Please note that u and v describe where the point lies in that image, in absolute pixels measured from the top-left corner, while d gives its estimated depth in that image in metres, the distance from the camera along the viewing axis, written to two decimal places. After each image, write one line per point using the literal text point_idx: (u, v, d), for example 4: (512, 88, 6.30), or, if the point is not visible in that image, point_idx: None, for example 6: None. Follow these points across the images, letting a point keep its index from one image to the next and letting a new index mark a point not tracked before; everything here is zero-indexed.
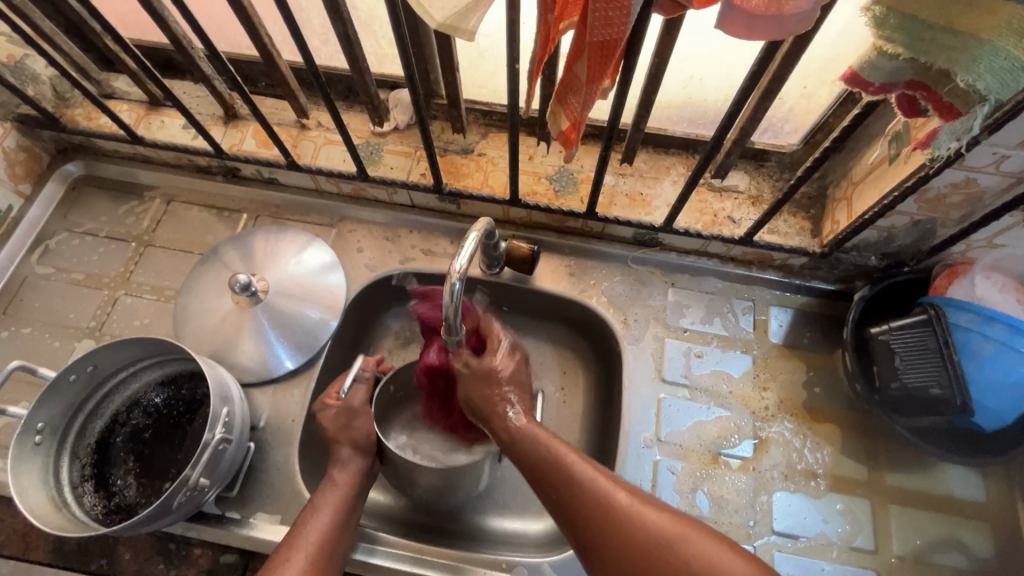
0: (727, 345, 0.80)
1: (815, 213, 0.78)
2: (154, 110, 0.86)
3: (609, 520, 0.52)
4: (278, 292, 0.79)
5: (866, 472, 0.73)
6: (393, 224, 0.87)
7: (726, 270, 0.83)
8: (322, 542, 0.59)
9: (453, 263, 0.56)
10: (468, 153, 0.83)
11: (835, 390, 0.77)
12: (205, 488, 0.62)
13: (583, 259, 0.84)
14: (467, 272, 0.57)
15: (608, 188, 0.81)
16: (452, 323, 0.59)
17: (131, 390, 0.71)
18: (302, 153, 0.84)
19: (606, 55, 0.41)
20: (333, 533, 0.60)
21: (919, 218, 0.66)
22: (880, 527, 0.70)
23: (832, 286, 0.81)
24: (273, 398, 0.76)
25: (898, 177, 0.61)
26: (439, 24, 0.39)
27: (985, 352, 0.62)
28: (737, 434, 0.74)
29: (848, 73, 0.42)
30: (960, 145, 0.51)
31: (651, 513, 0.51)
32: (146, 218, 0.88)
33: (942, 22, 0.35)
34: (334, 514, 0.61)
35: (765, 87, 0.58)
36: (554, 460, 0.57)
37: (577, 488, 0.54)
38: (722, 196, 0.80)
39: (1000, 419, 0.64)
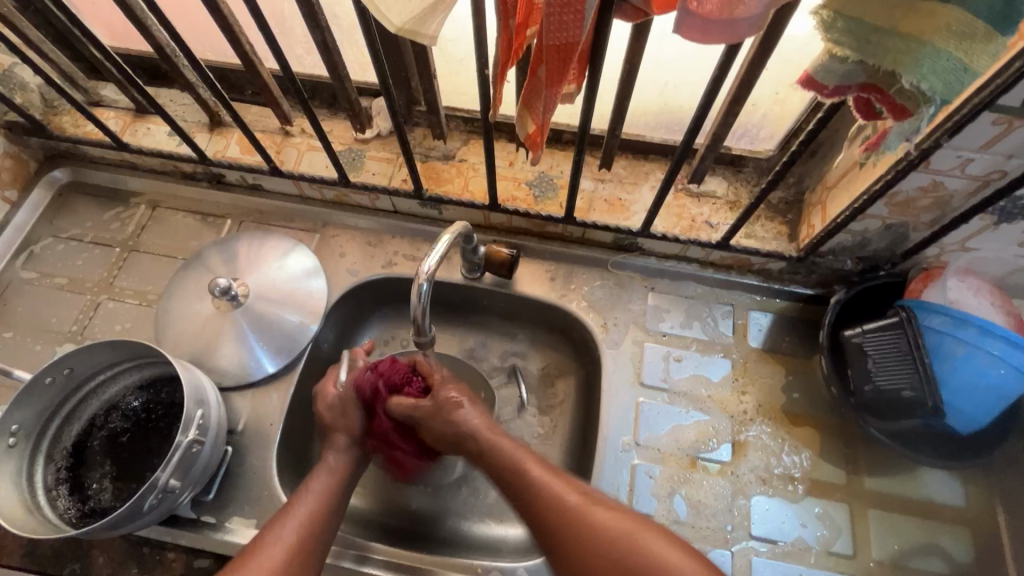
0: (707, 349, 0.80)
1: (792, 218, 0.79)
2: (140, 117, 0.88)
3: (570, 527, 0.53)
4: (261, 294, 0.79)
5: (845, 476, 0.73)
6: (375, 229, 0.88)
7: (706, 275, 0.84)
8: (310, 521, 0.57)
9: (423, 265, 0.58)
10: (449, 159, 0.84)
11: (814, 394, 0.77)
12: (178, 491, 0.62)
13: (563, 264, 0.85)
14: (435, 273, 0.58)
15: (587, 194, 0.82)
16: (422, 322, 0.61)
17: (109, 394, 0.71)
18: (285, 159, 0.85)
19: (564, 57, 0.42)
20: (321, 515, 0.59)
21: (891, 221, 0.67)
22: (859, 532, 0.70)
23: (810, 290, 0.81)
24: (252, 402, 0.77)
25: (866, 181, 0.62)
26: (398, 29, 0.39)
27: (957, 354, 0.62)
28: (715, 438, 0.74)
29: (804, 77, 0.43)
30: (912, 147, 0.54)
31: (605, 512, 0.53)
32: (131, 223, 0.89)
33: (886, 24, 0.36)
34: (321, 497, 0.60)
35: (734, 92, 0.59)
36: (517, 468, 0.59)
37: (549, 500, 0.55)
38: (700, 201, 0.81)
39: (972, 420, 0.64)
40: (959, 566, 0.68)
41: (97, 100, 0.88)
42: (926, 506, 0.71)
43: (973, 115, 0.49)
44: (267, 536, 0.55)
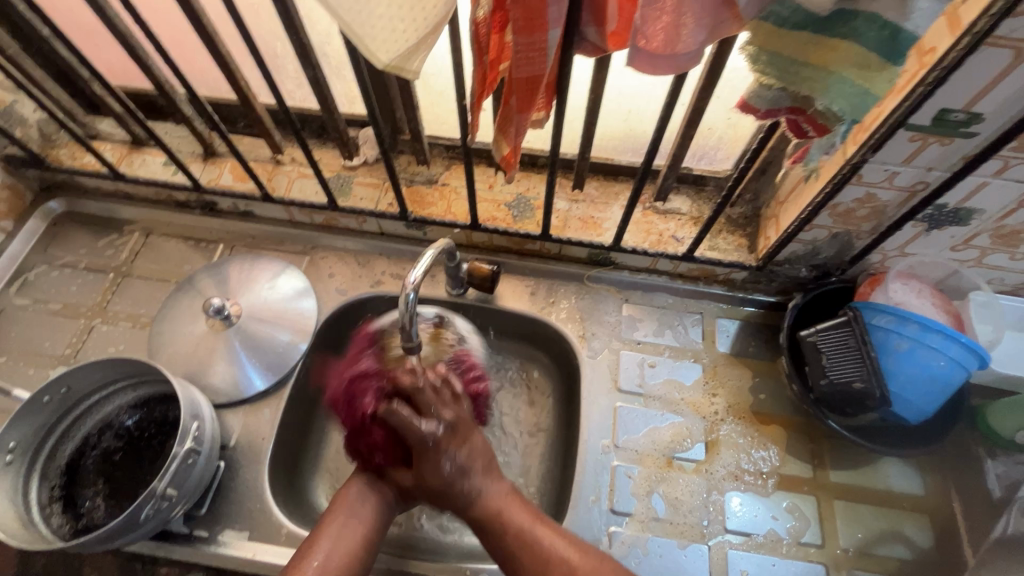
0: (679, 355, 0.85)
1: (751, 231, 0.86)
2: (136, 149, 0.92)
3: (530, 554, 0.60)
4: (256, 315, 0.83)
5: (811, 470, 0.77)
6: (363, 251, 0.92)
7: (675, 286, 0.89)
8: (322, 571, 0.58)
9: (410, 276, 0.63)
10: (433, 183, 0.89)
11: (780, 394, 0.82)
12: (173, 501, 0.63)
13: (542, 279, 0.90)
14: (420, 284, 0.63)
15: (563, 213, 0.88)
16: (407, 329, 0.65)
17: (103, 413, 0.73)
18: (276, 186, 0.89)
19: (532, 88, 0.48)
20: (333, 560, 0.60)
21: (836, 231, 0.74)
22: (826, 523, 0.74)
23: (772, 297, 0.87)
24: (244, 418, 0.79)
25: (810, 194, 0.69)
26: (386, 65, 0.44)
27: (901, 348, 0.68)
28: (689, 438, 0.79)
29: (741, 102, 0.50)
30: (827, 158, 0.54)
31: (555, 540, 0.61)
32: (125, 250, 0.92)
33: (802, 58, 0.43)
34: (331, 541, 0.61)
35: (688, 117, 0.66)
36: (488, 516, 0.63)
37: (513, 537, 0.61)
38: (667, 217, 0.87)
39: (920, 410, 0.70)
40: (921, 551, 0.73)
41: (95, 133, 0.92)
42: (888, 496, 0.76)
43: (891, 133, 0.57)
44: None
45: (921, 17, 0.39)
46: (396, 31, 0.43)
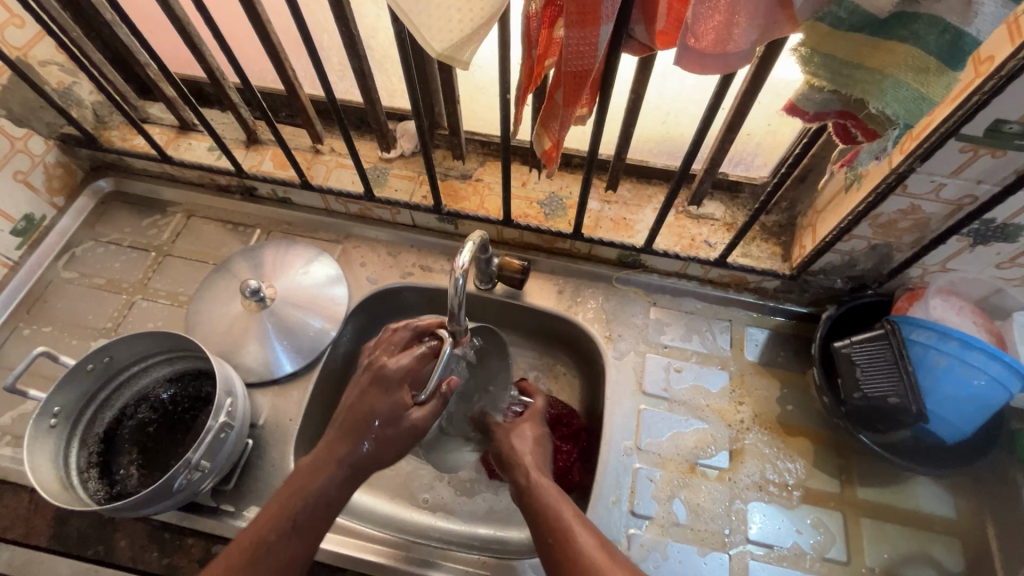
0: (706, 362, 0.84)
1: (785, 240, 0.85)
2: (183, 134, 0.95)
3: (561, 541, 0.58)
4: (291, 300, 0.85)
5: (838, 485, 0.75)
6: (395, 242, 0.93)
7: (705, 292, 0.88)
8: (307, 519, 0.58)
9: (458, 260, 0.62)
10: (467, 178, 0.90)
11: (809, 407, 0.80)
12: (204, 473, 0.65)
13: (570, 278, 0.90)
14: (467, 269, 0.63)
15: (595, 213, 0.88)
16: (457, 316, 0.65)
17: (141, 385, 0.75)
18: (314, 175, 0.91)
19: (579, 82, 0.49)
20: (320, 509, 0.59)
21: (875, 242, 0.72)
22: (852, 539, 0.72)
23: (804, 308, 0.86)
24: (273, 399, 0.81)
25: (851, 203, 0.68)
26: (438, 53, 0.45)
27: (939, 365, 0.66)
28: (713, 445, 0.78)
29: (788, 105, 0.50)
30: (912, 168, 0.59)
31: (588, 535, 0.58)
32: (167, 230, 0.95)
33: (855, 60, 0.43)
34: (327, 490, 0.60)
35: (730, 120, 0.65)
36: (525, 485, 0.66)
37: (546, 514, 0.61)
38: (699, 222, 0.87)
39: (957, 430, 0.68)
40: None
41: (145, 117, 0.96)
42: (917, 517, 0.74)
43: (940, 143, 0.56)
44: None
45: (984, 22, 0.38)
46: (452, 21, 0.44)
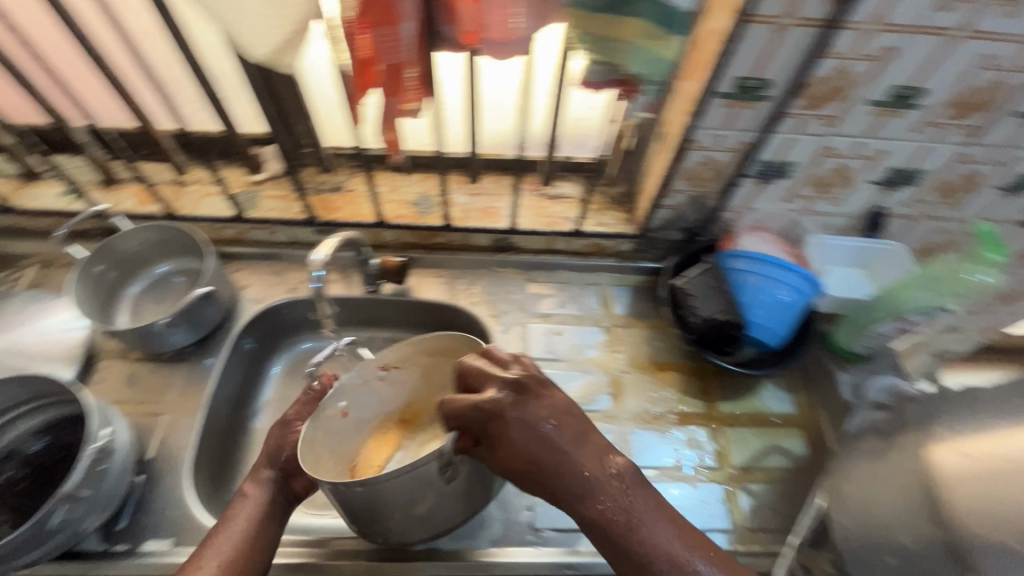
0: (581, 321, 0.94)
1: (629, 207, 0.97)
2: (30, 182, 0.91)
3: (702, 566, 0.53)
4: (17, 346, 0.81)
5: (703, 405, 0.87)
6: (276, 260, 0.95)
7: (573, 262, 0.98)
8: (236, 551, 0.59)
9: (311, 258, 0.68)
10: (339, 190, 0.95)
11: (672, 344, 0.93)
12: (85, 511, 0.63)
13: (453, 269, 0.97)
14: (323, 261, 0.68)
15: (463, 206, 0.95)
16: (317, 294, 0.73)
17: (7, 441, 0.71)
18: (182, 205, 0.91)
19: (396, 76, 0.58)
20: (249, 540, 0.60)
21: (691, 193, 0.86)
22: (720, 446, 0.84)
23: (656, 263, 0.99)
24: (165, 432, 0.78)
25: (664, 162, 0.81)
26: (259, 58, 0.52)
27: (751, 283, 0.79)
28: (596, 392, 0.87)
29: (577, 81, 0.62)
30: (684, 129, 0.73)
31: None
32: (21, 283, 0.90)
33: (605, 33, 0.55)
34: (247, 522, 0.61)
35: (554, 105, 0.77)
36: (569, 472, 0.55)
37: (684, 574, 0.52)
38: (556, 201, 0.97)
39: (774, 333, 0.80)
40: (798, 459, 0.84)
41: None
42: (768, 419, 0.87)
43: (705, 102, 0.70)
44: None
45: None
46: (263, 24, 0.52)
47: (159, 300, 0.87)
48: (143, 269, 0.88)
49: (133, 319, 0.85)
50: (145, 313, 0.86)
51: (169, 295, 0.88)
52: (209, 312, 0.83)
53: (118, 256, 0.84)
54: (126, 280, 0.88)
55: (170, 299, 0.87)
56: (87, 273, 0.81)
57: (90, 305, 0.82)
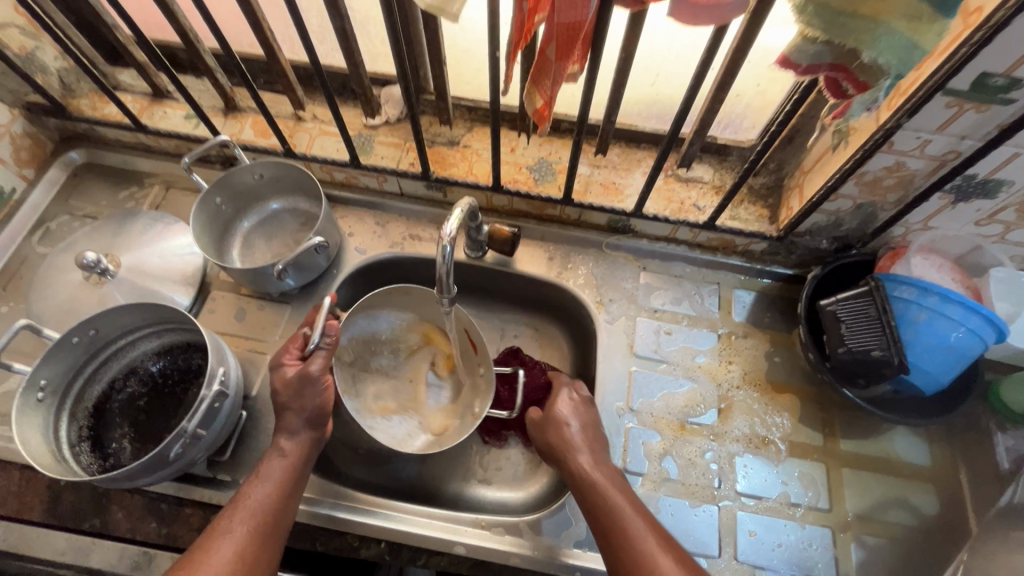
0: (695, 323, 0.85)
1: (773, 202, 0.85)
2: (157, 101, 0.91)
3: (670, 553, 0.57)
4: (141, 267, 0.83)
5: (821, 438, 0.78)
6: (382, 212, 0.92)
7: (694, 255, 0.89)
8: (264, 512, 0.59)
9: (444, 228, 0.59)
10: (455, 144, 0.89)
11: (795, 364, 0.83)
12: (199, 443, 0.65)
13: (562, 245, 0.90)
14: (455, 238, 0.60)
15: (584, 178, 0.87)
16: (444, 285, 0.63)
17: (129, 359, 0.74)
18: (297, 143, 0.89)
19: (572, 36, 0.48)
20: (276, 503, 0.61)
21: (861, 201, 0.73)
22: (835, 488, 0.75)
23: (790, 270, 0.87)
24: (266, 371, 0.80)
25: (838, 162, 0.68)
26: (427, 5, 0.44)
27: (920, 319, 0.68)
28: (702, 404, 0.80)
29: (780, 59, 0.50)
30: (884, 128, 0.60)
31: None
32: (146, 202, 0.92)
33: (850, 8, 0.43)
34: (277, 486, 0.62)
35: (722, 79, 0.65)
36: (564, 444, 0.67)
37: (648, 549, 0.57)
38: (689, 185, 0.86)
39: (935, 381, 0.69)
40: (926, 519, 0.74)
41: (116, 85, 0.92)
42: (897, 467, 0.77)
43: (928, 99, 0.56)
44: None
45: None
46: None
47: (270, 237, 0.87)
48: (258, 204, 0.88)
49: (246, 254, 0.85)
50: (257, 249, 0.86)
51: (280, 233, 0.87)
52: (318, 260, 0.82)
53: (236, 189, 0.83)
54: (240, 214, 0.87)
55: (281, 239, 0.87)
56: (208, 203, 0.80)
57: (209, 237, 0.81)
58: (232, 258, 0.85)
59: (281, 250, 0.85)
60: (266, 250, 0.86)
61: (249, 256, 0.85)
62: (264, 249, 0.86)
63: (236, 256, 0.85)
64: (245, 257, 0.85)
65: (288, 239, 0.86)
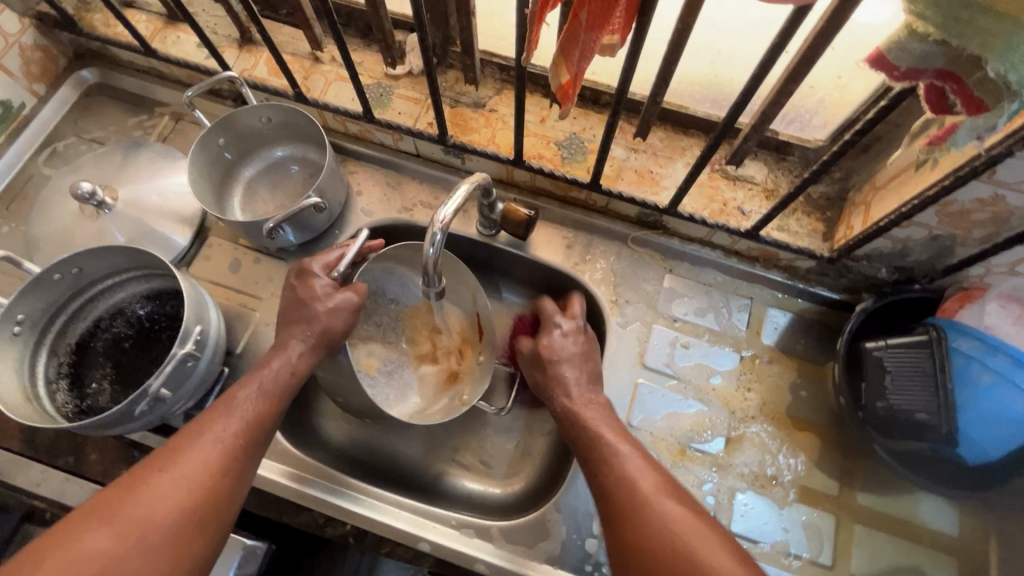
0: (717, 340, 0.77)
1: (830, 216, 0.75)
2: (172, 24, 0.85)
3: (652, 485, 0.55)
4: (137, 203, 0.78)
5: (837, 487, 0.70)
6: (396, 171, 0.84)
7: (728, 264, 0.79)
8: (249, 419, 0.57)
9: (438, 213, 0.54)
10: (479, 107, 0.80)
11: (821, 400, 0.74)
12: (169, 401, 0.62)
13: (583, 233, 0.81)
14: (450, 224, 0.55)
15: (618, 162, 0.78)
16: (430, 276, 0.58)
17: (115, 300, 0.72)
18: (311, 86, 0.82)
19: None
20: (261, 409, 0.58)
21: (937, 232, 0.61)
22: (842, 544, 0.68)
23: (837, 295, 0.77)
24: (254, 329, 0.76)
25: (922, 185, 0.56)
26: None
27: (981, 381, 0.58)
28: (709, 430, 0.72)
29: (874, 56, 0.39)
30: (987, 154, 0.48)
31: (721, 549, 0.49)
32: (153, 133, 0.88)
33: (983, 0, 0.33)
34: (262, 389, 0.60)
35: (794, 69, 0.54)
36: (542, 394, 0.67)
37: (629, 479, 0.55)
38: (735, 184, 0.76)
39: (985, 453, 0.60)
40: None
41: (131, 2, 0.86)
42: (918, 534, 0.68)
43: None
44: (132, 494, 0.49)
45: None
46: None
47: (273, 187, 0.82)
48: (263, 150, 0.82)
49: (246, 203, 0.81)
50: (257, 199, 0.81)
51: (284, 184, 0.82)
52: (318, 219, 0.76)
53: (240, 132, 0.77)
54: (242, 159, 0.81)
55: (284, 189, 0.81)
56: (208, 144, 0.75)
57: (207, 181, 0.77)
58: (231, 206, 0.80)
59: (282, 203, 0.80)
60: (268, 201, 0.81)
61: (249, 205, 0.81)
62: (266, 199, 0.81)
63: (235, 204, 0.80)
64: (244, 207, 0.80)
65: (291, 191, 0.81)
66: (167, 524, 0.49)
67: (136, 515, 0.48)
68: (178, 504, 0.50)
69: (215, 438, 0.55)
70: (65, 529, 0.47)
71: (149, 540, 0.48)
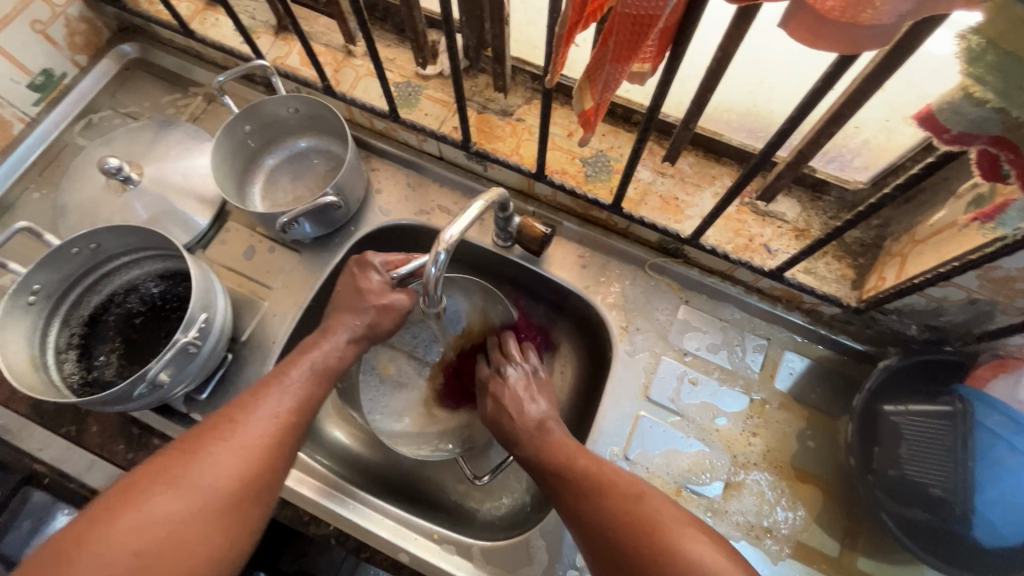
0: (727, 380, 0.74)
1: (863, 263, 0.71)
2: (212, 6, 0.86)
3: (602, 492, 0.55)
4: (161, 180, 0.79)
5: (837, 549, 0.67)
6: (417, 172, 0.84)
7: (748, 301, 0.76)
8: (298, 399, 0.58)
9: (446, 234, 0.52)
10: (507, 115, 0.79)
11: (830, 454, 0.70)
12: (169, 385, 0.63)
13: (600, 253, 0.79)
14: (456, 245, 0.53)
15: (643, 184, 0.76)
16: (431, 296, 0.57)
17: (130, 276, 0.73)
18: (341, 80, 0.82)
19: (638, 30, 0.37)
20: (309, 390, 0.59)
21: (977, 296, 0.57)
22: None
23: (861, 346, 0.73)
24: (260, 317, 0.77)
25: (964, 245, 0.52)
26: None
27: (1007, 463, 0.56)
28: (709, 472, 0.70)
29: (923, 113, 0.36)
30: None
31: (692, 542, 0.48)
32: (185, 112, 0.89)
33: None
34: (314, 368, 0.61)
35: (836, 110, 0.50)
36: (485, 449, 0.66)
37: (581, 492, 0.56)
38: (764, 220, 0.73)
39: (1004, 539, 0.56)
40: None
41: None
42: None
43: None
44: (193, 461, 0.50)
45: None
46: None
47: (294, 178, 0.82)
48: (288, 139, 0.82)
49: (266, 192, 0.81)
50: (277, 188, 0.81)
51: (305, 175, 0.82)
52: (334, 215, 0.76)
53: (266, 120, 0.78)
54: (266, 148, 0.82)
55: (304, 181, 0.81)
56: (234, 130, 0.75)
57: (230, 167, 0.77)
58: (252, 193, 0.81)
59: (301, 194, 0.80)
60: (288, 191, 0.81)
61: (268, 194, 0.81)
62: (285, 189, 0.81)
63: (256, 192, 0.81)
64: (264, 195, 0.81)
65: (311, 184, 0.81)
66: (219, 493, 0.49)
67: (196, 480, 0.49)
68: (235, 477, 0.50)
69: (266, 413, 0.56)
70: (132, 486, 0.48)
71: (208, 508, 0.48)
